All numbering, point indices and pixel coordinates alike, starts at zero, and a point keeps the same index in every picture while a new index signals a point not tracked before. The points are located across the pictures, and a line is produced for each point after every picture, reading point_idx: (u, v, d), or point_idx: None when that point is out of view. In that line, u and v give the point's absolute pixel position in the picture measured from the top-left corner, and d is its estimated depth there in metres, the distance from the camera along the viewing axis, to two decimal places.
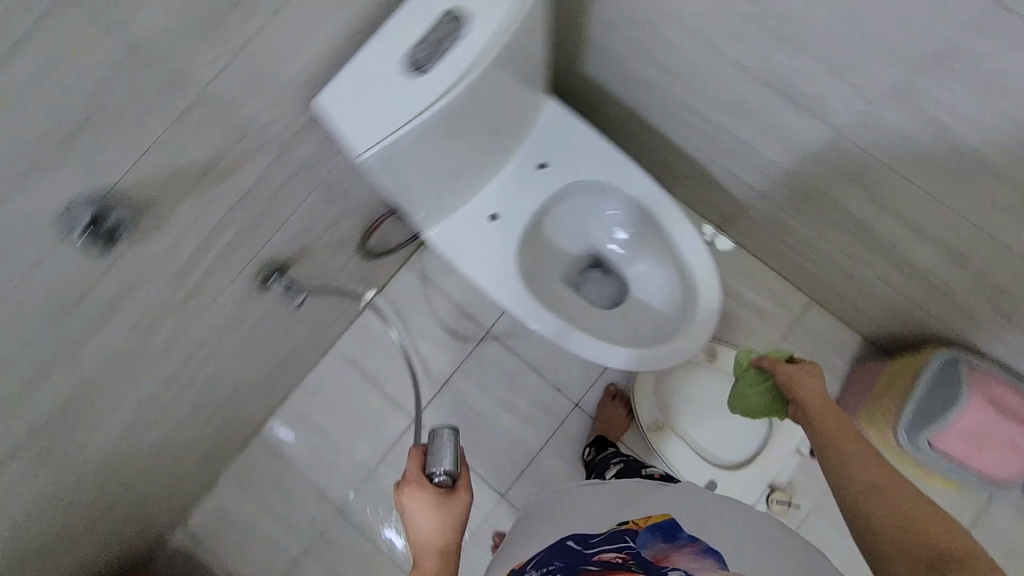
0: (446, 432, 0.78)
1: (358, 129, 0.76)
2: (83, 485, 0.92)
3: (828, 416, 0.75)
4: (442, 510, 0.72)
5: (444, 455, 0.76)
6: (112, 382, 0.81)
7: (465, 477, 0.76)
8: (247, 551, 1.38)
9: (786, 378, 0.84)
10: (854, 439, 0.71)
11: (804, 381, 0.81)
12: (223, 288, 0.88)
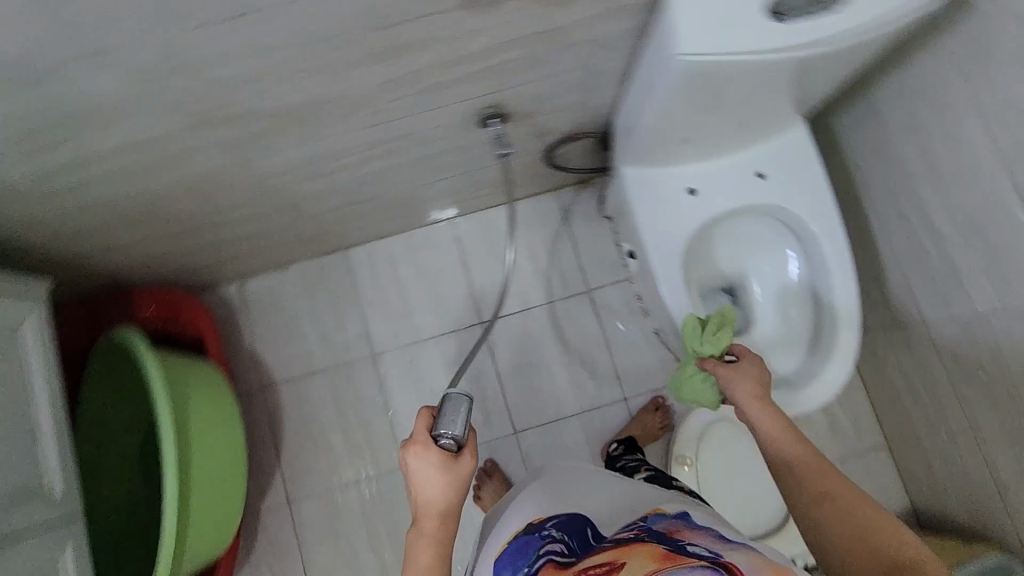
0: (455, 403, 0.79)
1: (695, 32, 0.71)
2: (225, 190, 0.96)
3: (772, 426, 0.79)
4: (449, 475, 0.76)
5: (451, 423, 0.77)
6: (333, 120, 0.83)
7: (470, 442, 0.79)
8: (278, 342, 1.42)
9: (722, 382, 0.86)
10: (803, 455, 0.76)
11: (737, 385, 0.84)
12: (453, 104, 0.89)
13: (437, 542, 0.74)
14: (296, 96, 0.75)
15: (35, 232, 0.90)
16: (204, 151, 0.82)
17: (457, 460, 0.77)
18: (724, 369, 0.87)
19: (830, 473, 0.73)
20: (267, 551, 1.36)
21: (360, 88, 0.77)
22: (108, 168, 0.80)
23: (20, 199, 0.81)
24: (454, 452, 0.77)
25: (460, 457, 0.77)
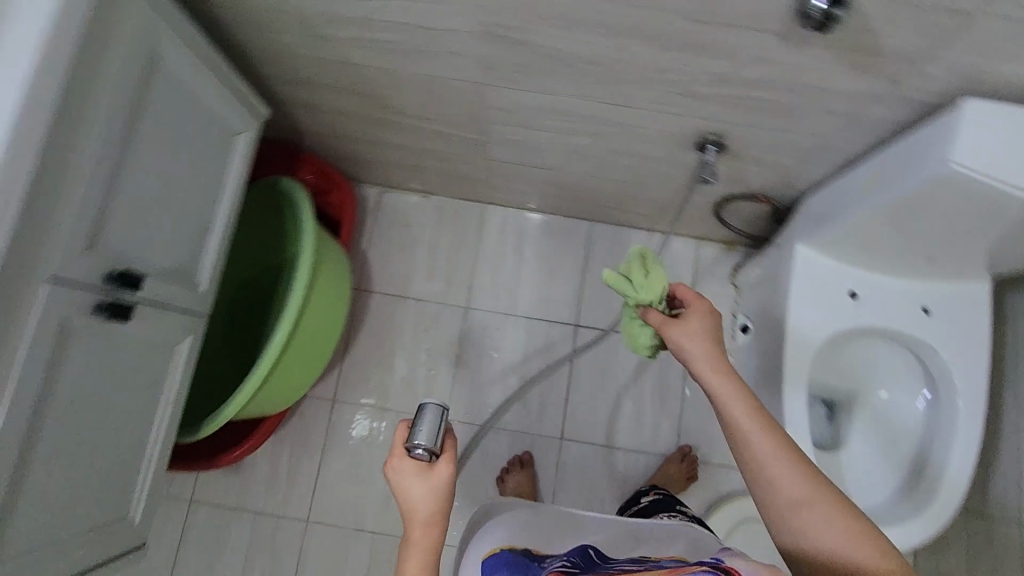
0: (426, 409, 0.70)
1: (972, 147, 0.73)
2: (444, 103, 1.00)
3: (732, 398, 0.69)
4: (432, 487, 0.68)
5: (420, 433, 0.69)
6: (583, 80, 0.86)
7: (449, 449, 0.71)
8: (389, 256, 1.47)
9: (671, 337, 0.74)
10: (767, 437, 0.68)
11: (690, 344, 0.72)
12: (688, 117, 0.92)
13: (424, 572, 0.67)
14: (577, 49, 0.78)
15: (275, 67, 0.96)
16: (462, 61, 0.86)
17: (436, 471, 0.69)
18: (675, 326, 0.74)
19: (795, 460, 0.67)
20: (294, 434, 1.39)
21: (630, 66, 0.80)
22: (377, 41, 0.85)
23: (290, 35, 0.87)
24: (432, 464, 0.69)
25: (439, 470, 0.69)
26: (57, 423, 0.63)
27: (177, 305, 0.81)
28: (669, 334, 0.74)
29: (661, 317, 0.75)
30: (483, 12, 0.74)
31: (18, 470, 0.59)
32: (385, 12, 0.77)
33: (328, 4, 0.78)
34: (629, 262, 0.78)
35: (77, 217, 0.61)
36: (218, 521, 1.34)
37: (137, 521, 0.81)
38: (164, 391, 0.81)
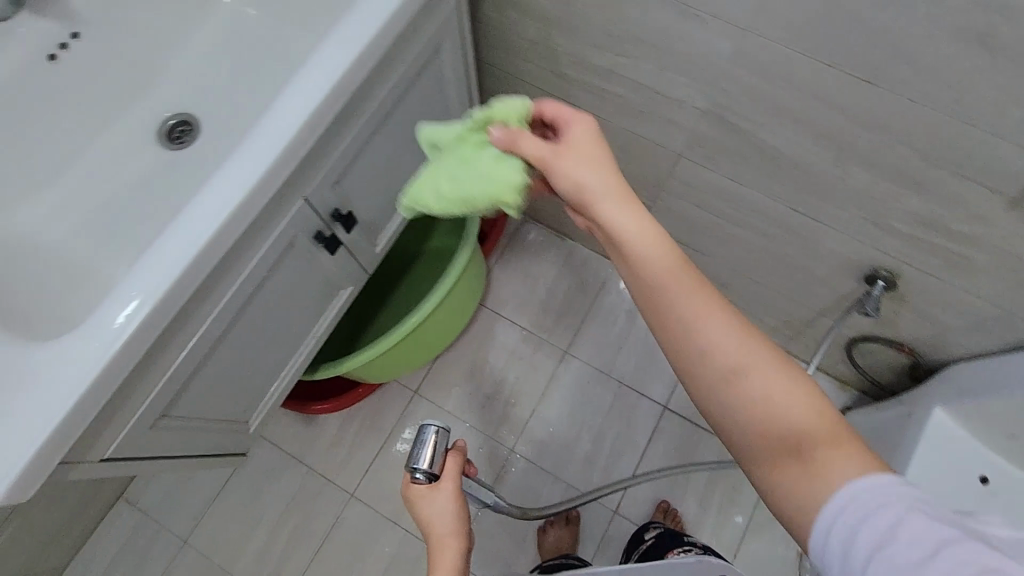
0: (421, 430, 0.69)
1: None
2: (635, 159, 1.05)
3: (630, 221, 0.49)
4: (456, 511, 0.68)
5: (419, 454, 0.68)
6: (782, 180, 0.88)
7: (453, 464, 0.70)
8: (510, 278, 1.50)
9: (551, 159, 0.52)
10: (674, 267, 0.47)
11: (568, 159, 0.52)
12: (874, 247, 0.91)
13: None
14: (795, 153, 0.82)
15: (499, 84, 1.06)
16: (676, 130, 0.92)
17: (446, 494, 0.69)
18: (564, 156, 0.52)
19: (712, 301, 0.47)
20: (363, 410, 1.42)
21: (840, 183, 0.83)
22: (607, 90, 0.92)
23: (530, 62, 0.96)
24: (443, 488, 0.69)
25: (444, 491, 0.69)
26: (250, 318, 0.71)
27: (360, 256, 0.88)
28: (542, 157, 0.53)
29: (542, 144, 0.53)
30: (724, 94, 0.80)
31: (213, 346, 0.66)
32: (631, 69, 0.85)
33: (583, 48, 0.86)
34: (471, 111, 0.58)
35: (341, 155, 0.70)
36: (273, 465, 1.37)
37: (251, 433, 0.86)
38: (318, 324, 0.88)
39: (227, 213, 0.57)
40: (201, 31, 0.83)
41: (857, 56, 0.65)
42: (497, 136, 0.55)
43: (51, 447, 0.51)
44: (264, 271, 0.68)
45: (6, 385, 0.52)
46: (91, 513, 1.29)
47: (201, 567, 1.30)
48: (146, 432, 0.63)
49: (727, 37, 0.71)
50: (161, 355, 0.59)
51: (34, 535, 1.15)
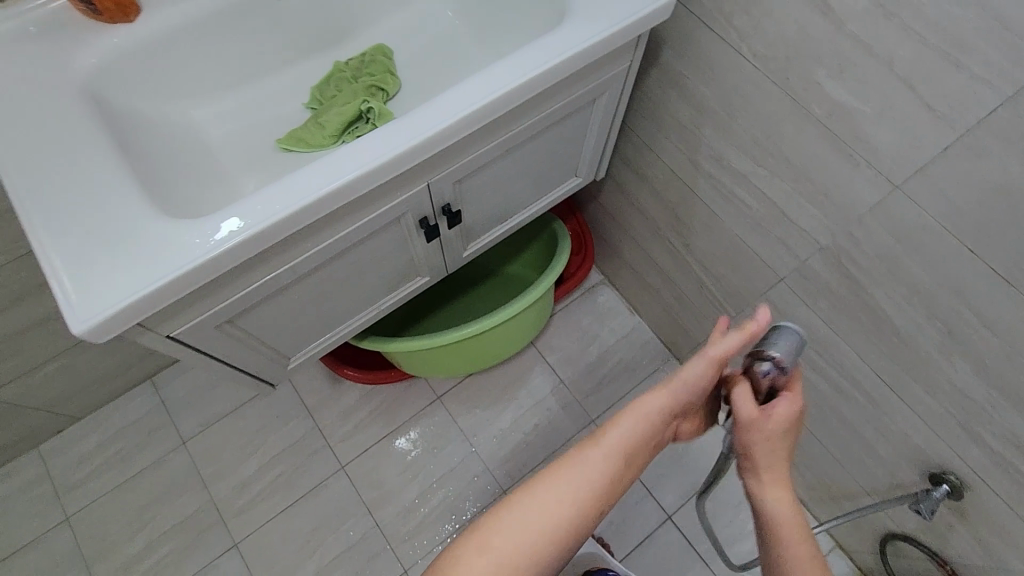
0: (782, 328, 0.53)
1: None
2: (735, 268, 1.04)
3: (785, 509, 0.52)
4: (704, 383, 0.56)
5: (772, 342, 0.52)
6: (877, 341, 0.85)
7: (792, 399, 0.52)
8: (568, 329, 1.50)
9: (773, 430, 0.52)
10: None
11: (778, 433, 0.52)
12: (949, 447, 0.85)
13: (631, 454, 0.54)
14: (900, 321, 0.79)
15: (633, 149, 1.09)
16: (786, 254, 0.90)
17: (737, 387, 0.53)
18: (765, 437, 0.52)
19: None
20: (383, 394, 1.44)
21: (936, 369, 0.79)
22: (734, 193, 0.93)
23: (670, 142, 0.99)
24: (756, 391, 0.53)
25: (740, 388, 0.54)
26: (337, 267, 0.75)
27: (448, 254, 0.92)
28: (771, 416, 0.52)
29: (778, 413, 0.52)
30: (849, 239, 0.78)
31: (298, 278, 0.71)
32: (765, 181, 0.86)
33: (726, 146, 0.88)
34: (339, 66, 0.80)
35: (471, 160, 0.74)
36: (287, 409, 1.42)
37: (288, 370, 0.89)
38: (385, 299, 0.91)
39: (367, 167, 0.62)
40: (402, 9, 0.85)
41: (998, 249, 0.62)
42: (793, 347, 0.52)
43: (143, 308, 0.56)
44: (365, 233, 0.72)
45: (136, 246, 0.57)
46: (123, 382, 1.37)
47: (187, 472, 1.35)
48: (212, 329, 0.68)
49: (873, 186, 0.71)
50: (256, 267, 0.64)
51: (71, 379, 1.25)
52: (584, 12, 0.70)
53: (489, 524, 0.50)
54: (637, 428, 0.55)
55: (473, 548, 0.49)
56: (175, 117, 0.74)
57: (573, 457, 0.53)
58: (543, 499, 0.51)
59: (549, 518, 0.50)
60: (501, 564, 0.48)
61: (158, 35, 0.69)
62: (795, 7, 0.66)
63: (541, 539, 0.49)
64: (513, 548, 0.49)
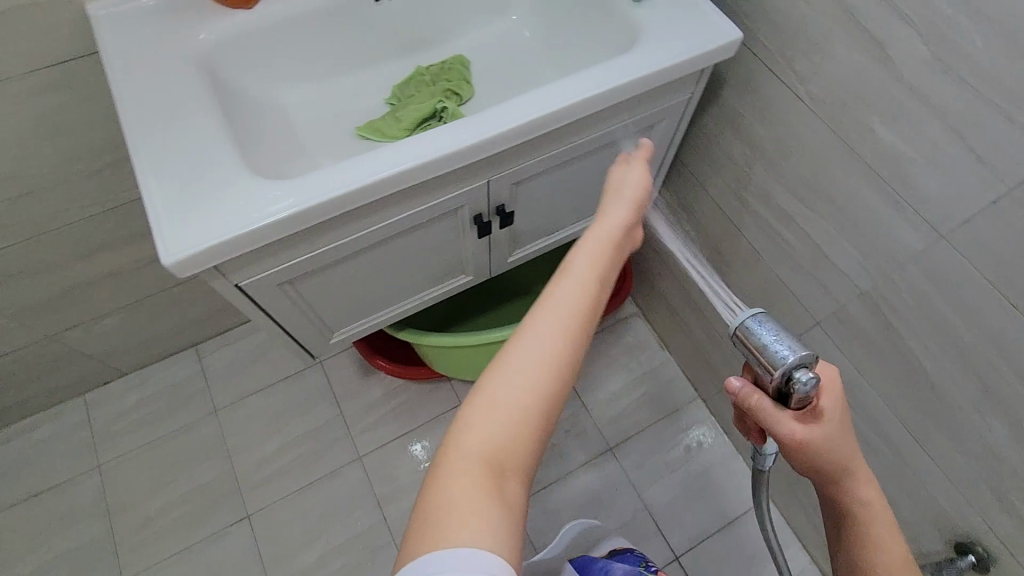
0: (757, 322, 0.46)
1: None
2: (771, 309, 1.05)
3: (870, 496, 0.48)
4: (645, 190, 0.57)
5: (777, 348, 0.43)
6: (911, 395, 0.84)
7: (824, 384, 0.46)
8: (597, 354, 1.52)
9: (831, 432, 0.46)
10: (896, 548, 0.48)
11: (834, 430, 0.46)
12: (978, 514, 0.83)
13: (610, 264, 0.50)
14: (936, 375, 0.79)
15: (682, 183, 1.13)
16: (824, 297, 0.91)
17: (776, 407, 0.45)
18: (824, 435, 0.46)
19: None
20: (409, 393, 1.47)
21: (970, 428, 0.78)
22: (778, 233, 0.95)
23: (720, 179, 1.02)
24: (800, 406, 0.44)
25: (769, 401, 0.45)
26: (391, 249, 0.81)
27: (494, 256, 0.96)
28: (822, 418, 0.45)
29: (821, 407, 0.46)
30: (890, 286, 0.79)
31: (355, 253, 0.77)
32: (811, 223, 0.88)
33: (775, 186, 0.91)
34: (420, 69, 0.87)
35: (531, 164, 0.80)
36: (315, 393, 1.46)
37: (329, 344, 0.95)
38: (428, 291, 0.96)
39: (436, 156, 0.67)
40: (483, 25, 0.91)
41: None
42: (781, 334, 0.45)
43: (224, 250, 0.61)
44: (422, 219, 0.78)
45: (224, 197, 0.63)
46: (171, 346, 1.45)
47: (215, 440, 1.40)
48: (274, 286, 0.74)
49: (919, 234, 0.72)
50: (323, 234, 0.70)
51: (128, 334, 1.33)
52: (653, 42, 0.75)
53: (489, 377, 0.43)
54: (606, 238, 0.52)
55: (480, 404, 0.42)
56: (271, 97, 0.82)
57: (559, 284, 0.47)
58: (542, 328, 0.44)
59: (555, 345, 0.44)
60: (514, 409, 0.42)
61: (270, 20, 0.76)
62: (856, 55, 0.70)
63: (549, 369, 0.43)
64: (524, 389, 0.42)
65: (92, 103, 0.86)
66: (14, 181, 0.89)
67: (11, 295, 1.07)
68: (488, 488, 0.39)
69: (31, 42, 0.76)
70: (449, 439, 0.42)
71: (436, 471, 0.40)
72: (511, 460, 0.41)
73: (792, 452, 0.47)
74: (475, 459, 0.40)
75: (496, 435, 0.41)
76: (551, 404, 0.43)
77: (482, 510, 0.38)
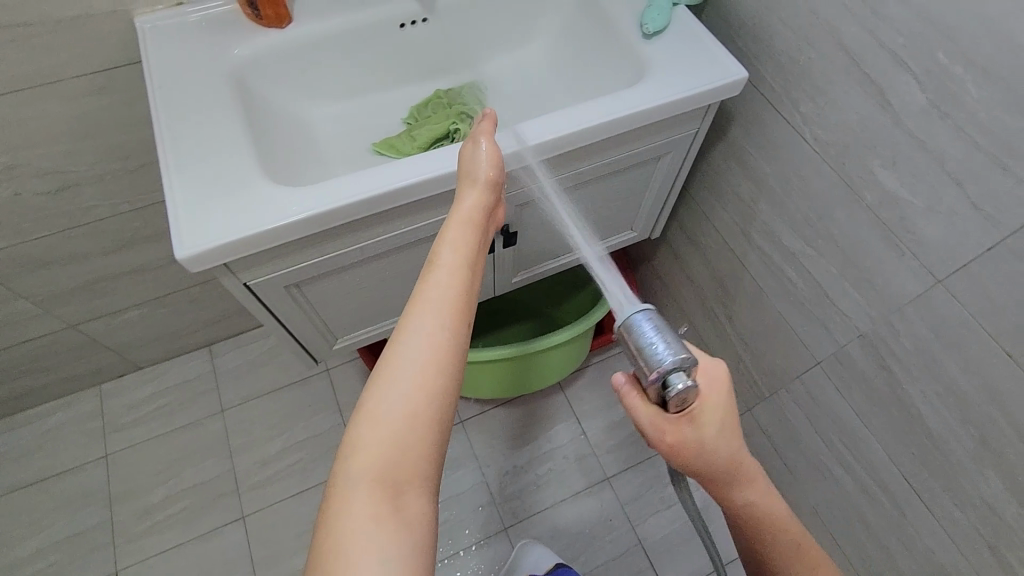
0: (642, 319, 0.43)
1: None
2: (772, 347, 1.04)
3: (756, 497, 0.45)
4: (496, 165, 0.58)
5: (655, 350, 0.41)
6: (907, 440, 0.83)
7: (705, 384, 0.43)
8: (599, 382, 1.52)
9: (710, 437, 0.43)
10: (778, 525, 0.46)
11: (713, 433, 0.43)
12: (976, 570, 0.80)
13: (475, 250, 0.51)
14: (933, 422, 0.77)
15: (690, 216, 1.14)
16: (825, 336, 0.90)
17: (650, 407, 0.43)
18: (703, 438, 0.43)
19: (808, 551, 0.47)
20: None
21: (967, 480, 0.76)
22: (781, 270, 0.95)
23: (726, 213, 1.03)
24: (673, 407, 0.42)
25: (644, 400, 0.44)
26: (395, 260, 0.84)
27: (498, 274, 1.00)
28: (701, 422, 0.43)
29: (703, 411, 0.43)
30: (889, 329, 0.79)
31: (358, 262, 0.80)
32: (813, 262, 0.88)
33: (779, 223, 0.92)
34: (438, 92, 0.91)
35: (537, 186, 0.82)
36: (319, 400, 1.49)
37: (332, 349, 0.97)
38: None
39: (438, 173, 0.70)
40: (503, 55, 0.96)
41: None
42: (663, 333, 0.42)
43: (241, 246, 0.65)
44: (426, 233, 0.81)
45: (236, 200, 0.67)
46: (185, 344, 1.50)
47: (218, 438, 1.43)
48: (281, 288, 0.77)
49: (917, 278, 0.72)
50: (329, 241, 0.73)
51: (146, 328, 1.38)
52: (664, 76, 0.78)
53: (369, 395, 0.41)
54: (467, 226, 0.53)
55: (363, 426, 0.40)
56: (294, 111, 0.86)
57: (425, 284, 0.47)
58: (416, 330, 0.43)
59: (433, 346, 0.43)
60: (400, 421, 0.40)
61: (299, 39, 0.81)
62: (858, 99, 0.71)
63: (430, 371, 0.42)
64: (409, 398, 0.41)
65: (131, 107, 0.92)
66: (55, 175, 0.95)
67: (41, 283, 1.12)
68: (387, 510, 0.38)
69: (81, 49, 0.82)
70: (339, 470, 0.40)
71: (331, 506, 0.39)
72: (407, 471, 0.40)
73: (670, 454, 0.45)
74: (370, 483, 0.39)
75: (385, 452, 0.40)
76: (441, 408, 0.42)
77: (385, 537, 0.37)
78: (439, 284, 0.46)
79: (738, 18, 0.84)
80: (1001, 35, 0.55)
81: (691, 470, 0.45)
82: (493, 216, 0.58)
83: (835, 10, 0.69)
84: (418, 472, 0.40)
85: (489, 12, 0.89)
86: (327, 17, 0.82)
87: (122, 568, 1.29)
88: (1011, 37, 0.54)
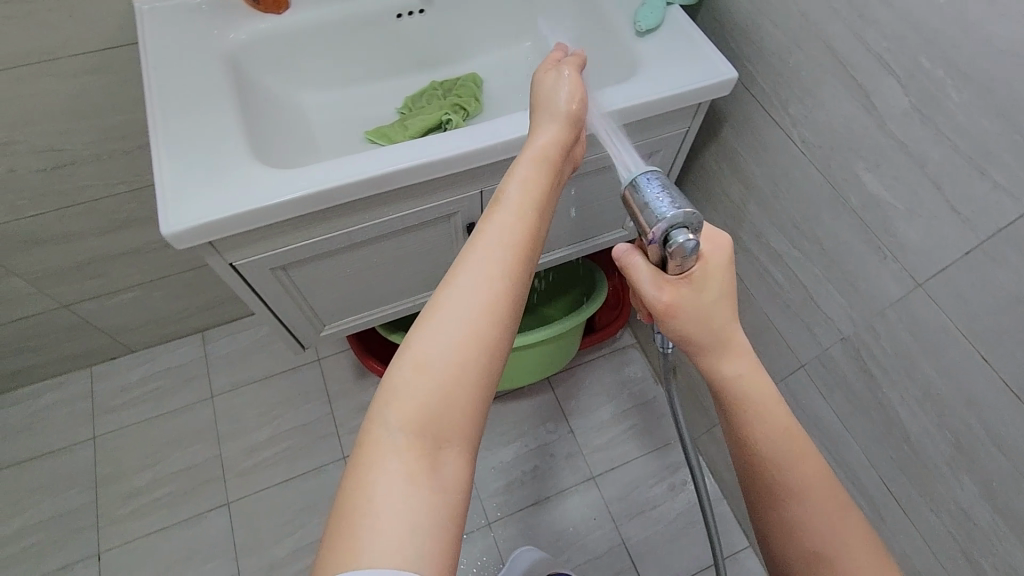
0: (644, 180, 0.43)
1: None
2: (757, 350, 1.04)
3: (749, 374, 0.48)
4: (578, 100, 0.57)
5: (656, 206, 0.41)
6: (886, 443, 0.83)
7: (709, 249, 0.44)
8: (588, 381, 1.52)
9: (705, 301, 0.45)
10: (774, 425, 0.48)
11: (711, 295, 0.45)
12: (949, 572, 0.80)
13: (546, 193, 0.50)
14: (910, 425, 0.78)
15: None
16: (810, 340, 0.91)
17: (648, 269, 0.45)
18: (698, 299, 0.45)
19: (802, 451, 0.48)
20: None
21: (942, 483, 0.76)
22: (768, 272, 0.95)
23: (717, 214, 1.04)
24: (669, 268, 0.43)
25: (644, 262, 0.45)
26: (383, 247, 0.84)
27: None
28: (698, 284, 0.45)
29: (700, 274, 0.44)
30: (871, 332, 0.79)
31: (347, 246, 0.81)
32: (799, 264, 0.88)
33: (766, 225, 0.92)
34: (433, 85, 0.92)
35: None
36: (308, 389, 1.49)
37: (320, 336, 0.98)
38: (420, 295, 1.00)
39: (434, 156, 0.71)
40: (499, 49, 0.97)
41: (1012, 362, 0.63)
42: (666, 186, 0.42)
43: (230, 224, 0.66)
44: (415, 221, 0.82)
45: (229, 178, 0.68)
46: (178, 328, 1.51)
47: (207, 423, 1.44)
48: (268, 270, 0.78)
49: (897, 281, 0.73)
50: (316, 225, 0.74)
51: (139, 311, 1.38)
52: (654, 72, 0.79)
53: (419, 339, 0.41)
54: (540, 165, 0.51)
55: (408, 369, 0.41)
56: (289, 95, 0.87)
57: (488, 226, 0.46)
58: (473, 278, 0.43)
59: (488, 295, 0.42)
60: (447, 373, 0.40)
61: (294, 25, 0.82)
62: (845, 102, 0.72)
63: (482, 322, 0.42)
64: (459, 348, 0.41)
65: (128, 88, 0.93)
66: (51, 153, 0.96)
67: (35, 262, 1.13)
68: (421, 465, 0.39)
69: (79, 27, 0.83)
70: (377, 413, 0.40)
71: (365, 449, 0.39)
72: (446, 427, 0.40)
73: (663, 320, 0.46)
74: (408, 435, 0.39)
75: (427, 401, 0.40)
76: (489, 364, 0.42)
77: (418, 495, 0.37)
78: (505, 227, 0.45)
79: (732, 19, 0.85)
80: (981, 39, 0.56)
81: (684, 336, 0.47)
82: (570, 155, 0.57)
83: (824, 12, 0.70)
84: (457, 429, 0.41)
85: (485, 6, 0.90)
86: (324, 5, 0.83)
87: (107, 550, 1.29)
88: (989, 42, 0.55)
